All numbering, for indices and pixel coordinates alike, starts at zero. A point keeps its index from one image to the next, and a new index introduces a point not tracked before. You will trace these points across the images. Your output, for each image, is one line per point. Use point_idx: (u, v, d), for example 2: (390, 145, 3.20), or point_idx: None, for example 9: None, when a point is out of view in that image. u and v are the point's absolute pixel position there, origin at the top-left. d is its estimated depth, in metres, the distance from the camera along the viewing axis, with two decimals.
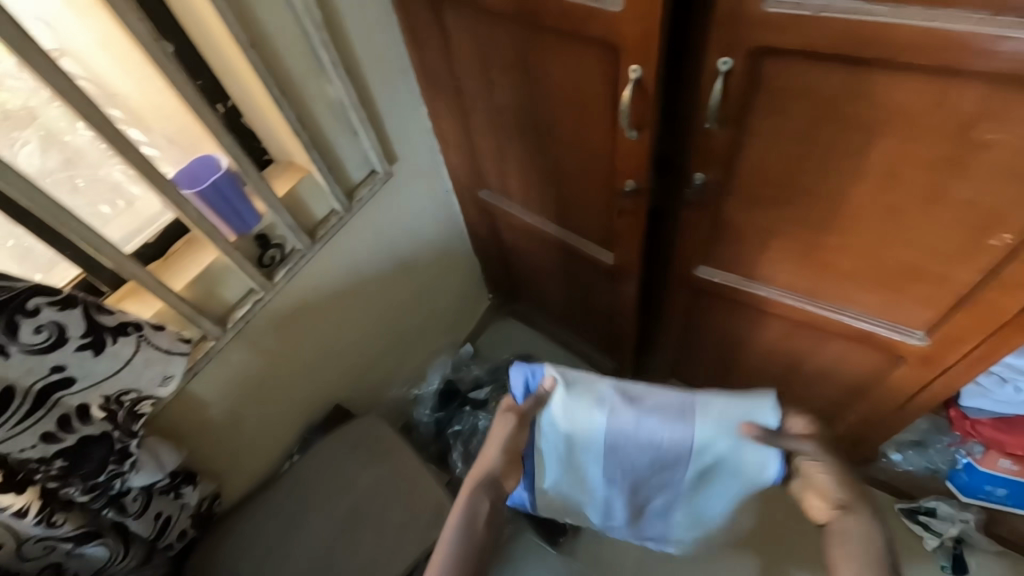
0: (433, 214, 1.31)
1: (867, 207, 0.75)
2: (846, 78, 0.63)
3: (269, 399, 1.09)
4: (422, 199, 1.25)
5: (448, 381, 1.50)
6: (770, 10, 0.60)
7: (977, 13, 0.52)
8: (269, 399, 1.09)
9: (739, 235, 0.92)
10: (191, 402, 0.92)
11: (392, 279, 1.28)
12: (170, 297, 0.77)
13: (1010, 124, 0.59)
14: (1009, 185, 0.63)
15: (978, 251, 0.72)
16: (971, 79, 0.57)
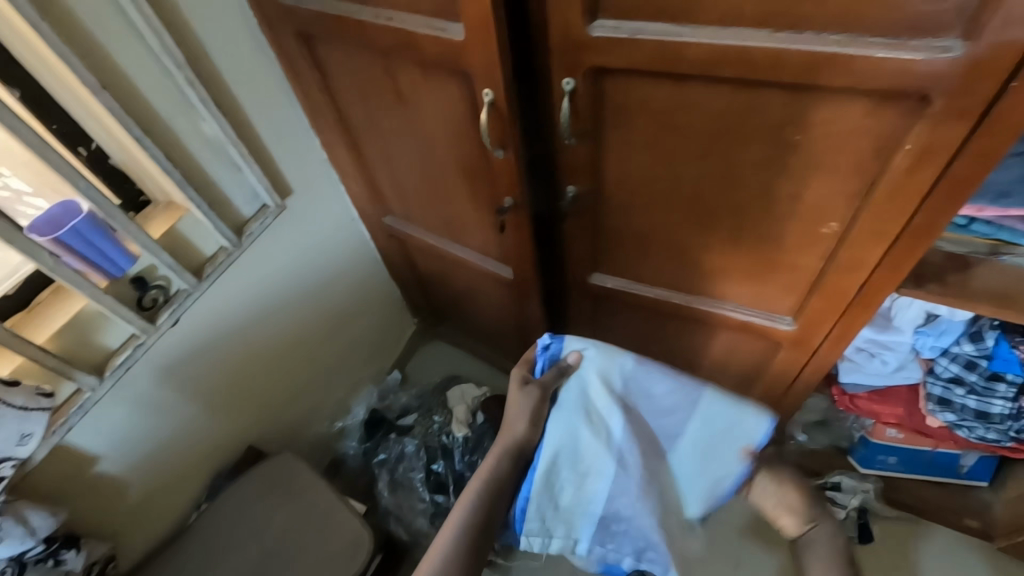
0: (341, 242, 1.31)
1: (721, 208, 0.82)
2: (684, 86, 0.69)
3: (167, 450, 1.04)
4: (326, 229, 1.25)
5: (375, 410, 1.49)
6: (595, 34, 0.66)
7: (761, 31, 0.59)
8: (168, 450, 1.04)
9: (620, 241, 0.98)
10: (70, 460, 0.87)
11: (301, 310, 1.26)
12: (27, 350, 0.73)
13: (809, 127, 0.66)
14: (820, 181, 0.71)
15: (814, 240, 0.79)
16: (778, 85, 0.63)
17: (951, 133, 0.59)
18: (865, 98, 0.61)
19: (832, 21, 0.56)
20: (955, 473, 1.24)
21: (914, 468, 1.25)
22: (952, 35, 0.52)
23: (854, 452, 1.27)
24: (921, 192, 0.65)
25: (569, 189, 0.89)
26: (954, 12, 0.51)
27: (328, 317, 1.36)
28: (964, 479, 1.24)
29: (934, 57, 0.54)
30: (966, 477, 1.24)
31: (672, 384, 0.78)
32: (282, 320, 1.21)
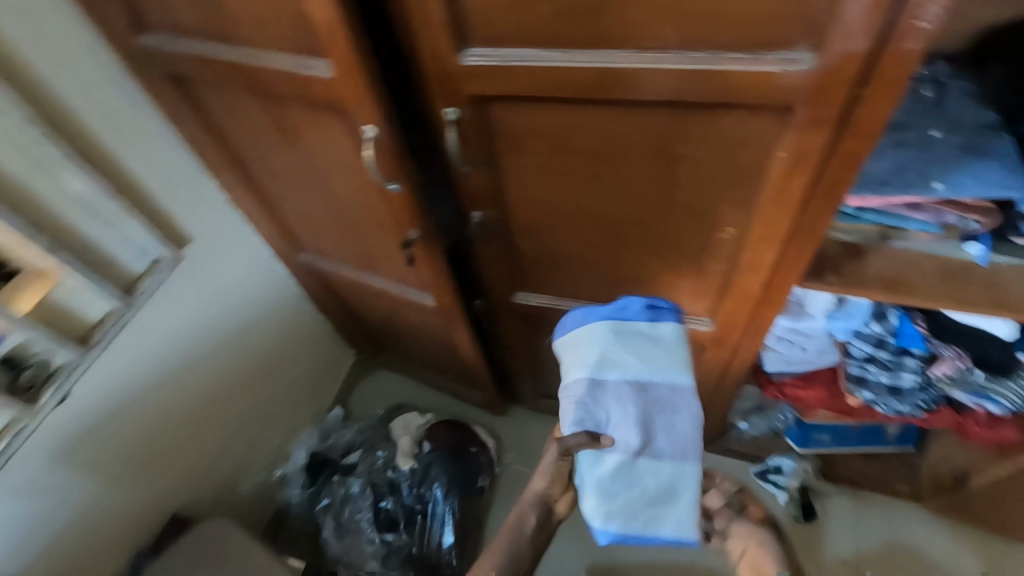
0: (260, 285, 1.24)
1: (622, 223, 0.82)
2: (565, 110, 0.68)
3: (69, 534, 0.96)
4: (238, 274, 1.18)
5: (317, 453, 1.43)
6: (468, 63, 0.64)
7: (627, 53, 0.59)
8: (70, 534, 0.97)
9: (534, 260, 0.96)
10: None
11: (220, 362, 1.19)
12: None
13: (689, 142, 0.67)
14: (707, 189, 0.72)
15: (716, 245, 0.80)
16: (652, 104, 0.63)
17: (817, 140, 0.60)
18: (736, 111, 0.61)
19: (691, 40, 0.56)
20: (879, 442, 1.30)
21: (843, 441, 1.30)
22: (802, 48, 0.53)
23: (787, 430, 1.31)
24: (801, 196, 0.67)
25: (473, 215, 0.87)
26: (797, 27, 0.52)
27: (253, 364, 1.29)
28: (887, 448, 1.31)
29: (789, 70, 0.55)
30: (889, 445, 1.30)
31: (688, 428, 0.69)
32: (197, 377, 1.14)
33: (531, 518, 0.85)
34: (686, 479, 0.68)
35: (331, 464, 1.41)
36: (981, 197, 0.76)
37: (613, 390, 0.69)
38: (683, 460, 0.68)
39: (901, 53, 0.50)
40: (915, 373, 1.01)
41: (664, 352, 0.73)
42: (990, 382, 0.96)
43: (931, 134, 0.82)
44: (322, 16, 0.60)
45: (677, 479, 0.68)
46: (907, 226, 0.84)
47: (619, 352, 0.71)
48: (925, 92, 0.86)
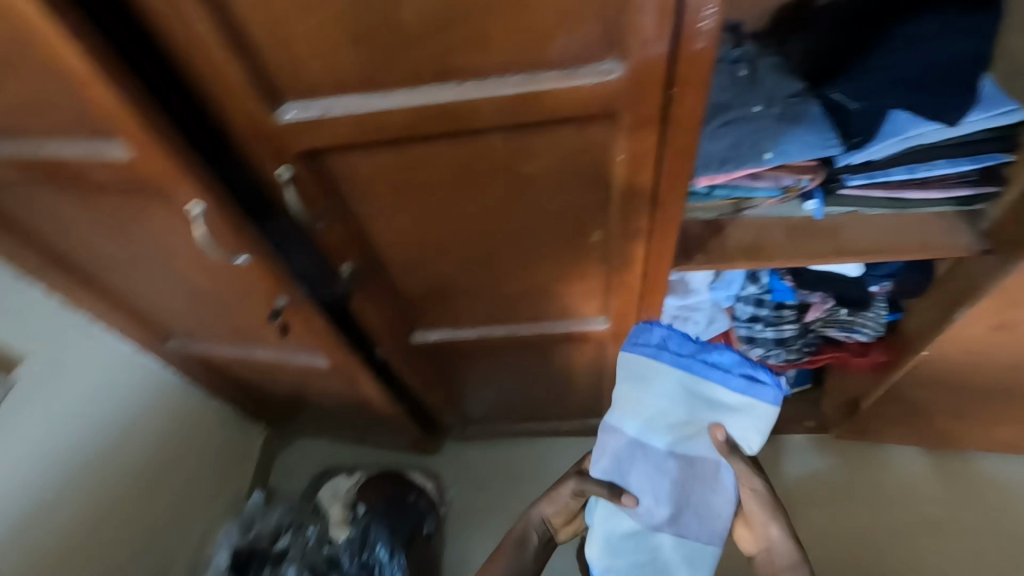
0: (129, 385, 1.12)
1: (494, 245, 0.82)
2: (406, 148, 0.65)
3: None
4: (90, 384, 1.05)
5: (240, 549, 1.29)
6: (286, 119, 0.60)
7: (450, 84, 0.57)
8: None
9: (422, 297, 0.93)
10: None
11: (88, 485, 1.06)
12: None
13: (535, 160, 0.67)
14: (564, 199, 0.73)
15: (587, 249, 0.82)
16: (489, 130, 0.62)
17: (647, 140, 0.62)
18: (569, 126, 0.62)
19: (507, 65, 0.56)
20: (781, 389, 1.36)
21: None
22: (609, 58, 0.55)
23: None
24: (648, 192, 0.69)
25: (341, 268, 0.81)
26: (599, 40, 0.53)
27: (137, 474, 1.16)
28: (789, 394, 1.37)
29: (603, 81, 0.56)
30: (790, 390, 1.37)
31: (721, 506, 0.83)
32: (58, 506, 1.02)
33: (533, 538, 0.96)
34: (704, 554, 0.83)
35: (259, 556, 1.28)
36: (806, 159, 0.84)
37: (658, 458, 0.83)
38: (705, 542, 0.83)
39: (695, 53, 0.53)
40: (794, 323, 1.10)
41: (743, 423, 0.81)
42: (852, 316, 1.07)
43: (752, 110, 0.89)
44: (99, 95, 0.52)
45: (690, 554, 0.83)
46: (755, 196, 0.90)
47: (684, 419, 0.82)
48: (740, 72, 0.94)
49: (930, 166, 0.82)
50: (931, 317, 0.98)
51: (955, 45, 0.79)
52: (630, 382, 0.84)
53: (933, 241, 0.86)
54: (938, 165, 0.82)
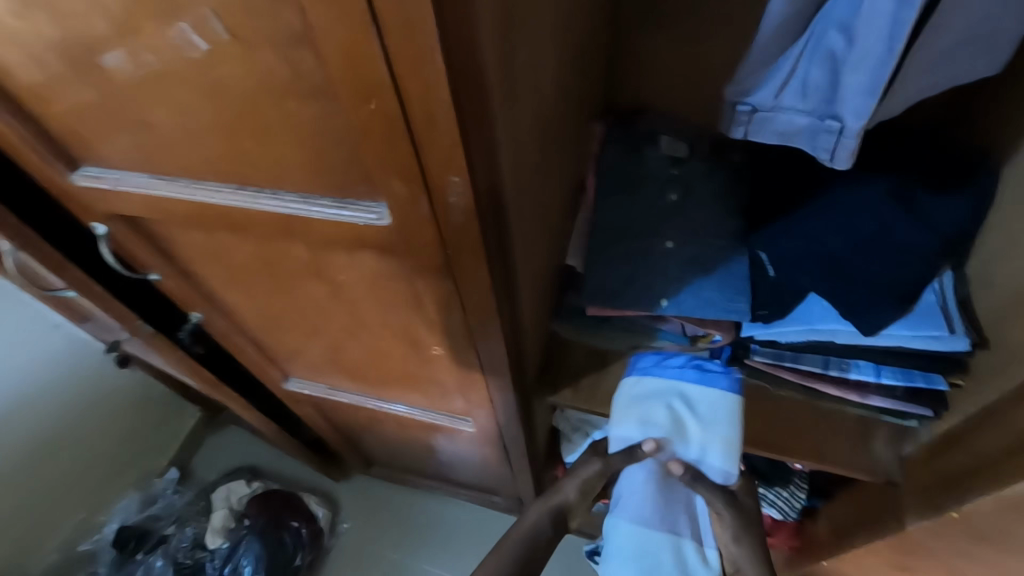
0: (63, 363, 1.16)
1: (339, 329, 0.76)
2: (213, 231, 0.62)
3: None
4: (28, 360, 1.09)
5: (130, 526, 1.34)
6: (80, 184, 0.57)
7: (226, 185, 0.52)
8: None
9: (281, 353, 0.90)
10: None
11: (7, 442, 1.10)
12: None
13: (345, 270, 0.61)
14: (391, 311, 0.67)
15: (433, 358, 0.75)
16: (278, 235, 0.57)
17: (443, 285, 0.55)
18: (361, 251, 0.55)
19: (276, 183, 0.50)
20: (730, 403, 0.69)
21: (698, 421, 0.67)
22: (378, 202, 0.47)
23: (640, 420, 0.68)
24: (463, 329, 0.62)
25: (190, 314, 0.81)
26: (354, 183, 0.46)
27: (52, 433, 1.19)
28: (729, 441, 0.65)
29: (372, 223, 0.49)
30: (728, 425, 0.66)
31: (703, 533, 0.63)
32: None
33: (547, 528, 0.61)
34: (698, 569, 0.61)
35: (148, 534, 1.35)
36: (704, 317, 0.73)
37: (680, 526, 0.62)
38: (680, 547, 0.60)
39: (456, 221, 0.45)
40: None
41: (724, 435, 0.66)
42: (762, 490, 0.91)
43: (664, 245, 0.76)
44: None
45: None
46: (660, 339, 0.79)
47: (704, 436, 0.66)
48: (670, 195, 0.80)
49: (847, 365, 0.69)
50: (838, 526, 0.82)
51: (904, 235, 0.64)
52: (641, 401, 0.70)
53: (835, 456, 0.72)
54: (857, 367, 0.68)
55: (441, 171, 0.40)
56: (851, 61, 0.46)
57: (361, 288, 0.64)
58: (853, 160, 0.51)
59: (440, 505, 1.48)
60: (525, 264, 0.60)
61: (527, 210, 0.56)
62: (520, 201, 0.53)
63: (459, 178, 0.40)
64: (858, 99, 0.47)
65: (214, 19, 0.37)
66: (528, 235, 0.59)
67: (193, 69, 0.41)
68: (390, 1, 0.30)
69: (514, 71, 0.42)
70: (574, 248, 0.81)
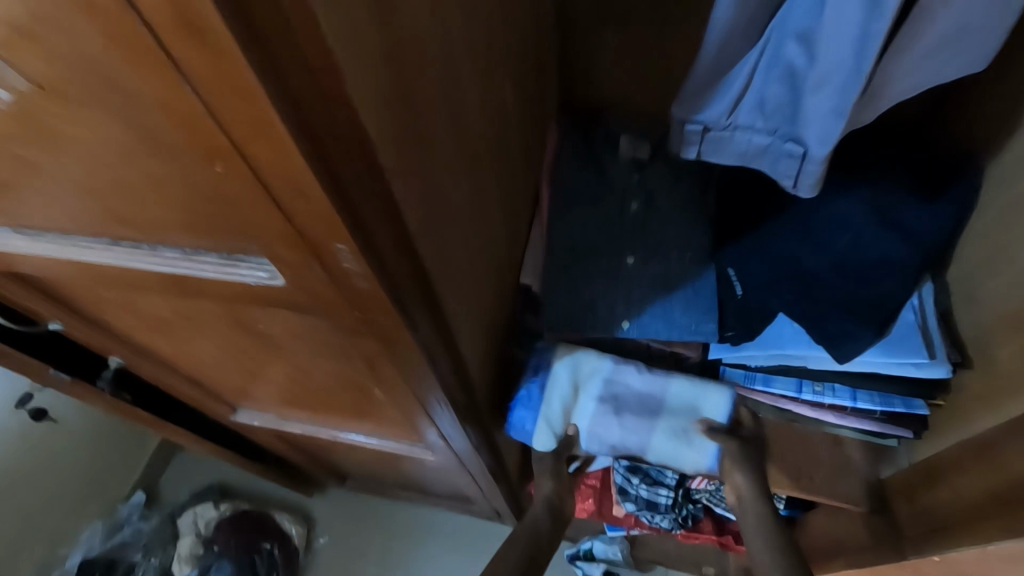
0: None
1: (273, 370, 0.70)
2: (106, 284, 0.54)
3: None
4: None
5: (93, 556, 1.28)
6: None
7: (97, 241, 0.45)
8: None
9: (221, 390, 0.83)
10: None
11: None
12: None
13: (258, 320, 0.54)
14: (319, 357, 0.60)
15: (377, 398, 0.69)
16: (172, 290, 0.49)
17: (365, 342, 0.48)
18: (270, 306, 0.48)
19: (152, 241, 0.42)
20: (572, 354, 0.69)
21: (569, 381, 0.69)
22: (267, 260, 0.40)
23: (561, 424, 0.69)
24: (397, 378, 0.56)
25: (111, 358, 0.73)
26: (235, 245, 0.38)
27: None
28: (585, 355, 0.69)
29: (267, 282, 0.41)
30: (581, 355, 0.69)
31: (644, 377, 0.68)
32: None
33: (546, 520, 0.76)
34: (671, 391, 0.67)
35: (115, 565, 1.29)
36: (669, 340, 0.67)
37: (636, 402, 0.68)
38: (654, 402, 0.67)
39: (359, 289, 0.38)
40: (671, 488, 0.92)
41: (585, 365, 0.69)
42: None
43: (625, 262, 0.70)
44: None
45: (682, 394, 0.67)
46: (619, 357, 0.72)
47: (583, 378, 0.69)
48: (630, 204, 0.74)
49: (824, 389, 0.64)
50: (831, 543, 0.76)
51: (881, 249, 0.59)
52: (548, 427, 0.69)
53: (820, 487, 0.66)
54: (834, 390, 0.63)
55: (325, 240, 0.33)
56: (813, 79, 0.42)
57: (279, 337, 0.57)
58: (818, 190, 0.48)
59: (417, 513, 1.44)
60: (464, 305, 0.54)
61: (458, 250, 0.49)
62: (444, 245, 0.45)
63: (346, 246, 0.33)
64: (825, 121, 0.43)
65: (4, 69, 0.28)
66: (464, 275, 0.52)
67: (7, 123, 0.33)
68: (200, 57, 0.23)
69: (413, 107, 0.35)
70: (529, 266, 0.74)
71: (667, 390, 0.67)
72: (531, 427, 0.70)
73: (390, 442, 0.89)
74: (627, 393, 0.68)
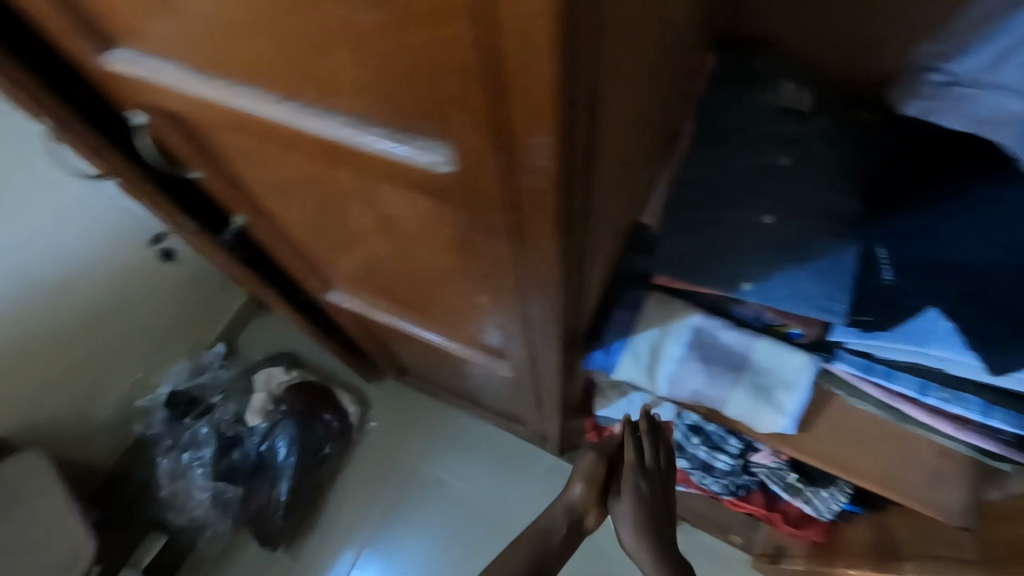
0: (111, 234, 1.17)
1: (383, 258, 0.72)
2: (255, 142, 0.56)
3: None
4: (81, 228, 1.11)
5: (179, 390, 1.43)
6: (115, 68, 0.51)
7: (267, 96, 0.45)
8: None
9: (323, 267, 0.87)
10: None
11: (67, 301, 1.16)
12: None
13: (393, 205, 0.55)
14: (436, 254, 0.61)
15: (477, 305, 0.70)
16: (323, 159, 0.50)
17: (502, 247, 0.48)
18: (417, 192, 0.48)
19: (325, 105, 0.42)
20: (665, 302, 0.70)
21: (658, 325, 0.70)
22: (439, 143, 0.39)
23: (642, 364, 0.70)
24: (515, 289, 0.56)
25: (235, 217, 0.78)
26: (415, 120, 0.38)
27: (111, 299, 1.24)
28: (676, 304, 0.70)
29: (432, 167, 0.41)
30: (672, 303, 0.70)
31: (732, 332, 0.68)
32: (42, 315, 1.12)
33: (561, 530, 0.72)
34: (757, 347, 0.67)
35: (195, 401, 1.43)
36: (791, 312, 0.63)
37: (721, 355, 0.68)
38: (739, 357, 0.67)
39: (531, 188, 0.37)
40: (732, 456, 0.91)
41: (676, 313, 0.69)
42: (800, 485, 0.88)
43: (760, 220, 0.65)
44: None
45: (768, 352, 0.66)
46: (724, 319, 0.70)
47: (671, 323, 0.69)
48: (780, 159, 0.67)
49: (953, 398, 0.59)
50: (894, 547, 0.74)
51: None
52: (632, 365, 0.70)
53: (899, 482, 0.66)
54: (965, 402, 0.58)
55: (524, 126, 0.32)
56: None
57: (407, 226, 0.58)
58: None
59: (463, 419, 1.52)
60: (602, 231, 0.52)
61: (615, 170, 0.47)
62: (610, 161, 0.43)
63: (546, 138, 0.31)
64: None
65: None
66: (612, 199, 0.50)
67: None
68: None
69: None
70: (652, 204, 0.71)
71: (753, 346, 0.67)
72: (613, 364, 0.71)
73: (469, 350, 0.92)
74: (714, 345, 0.68)
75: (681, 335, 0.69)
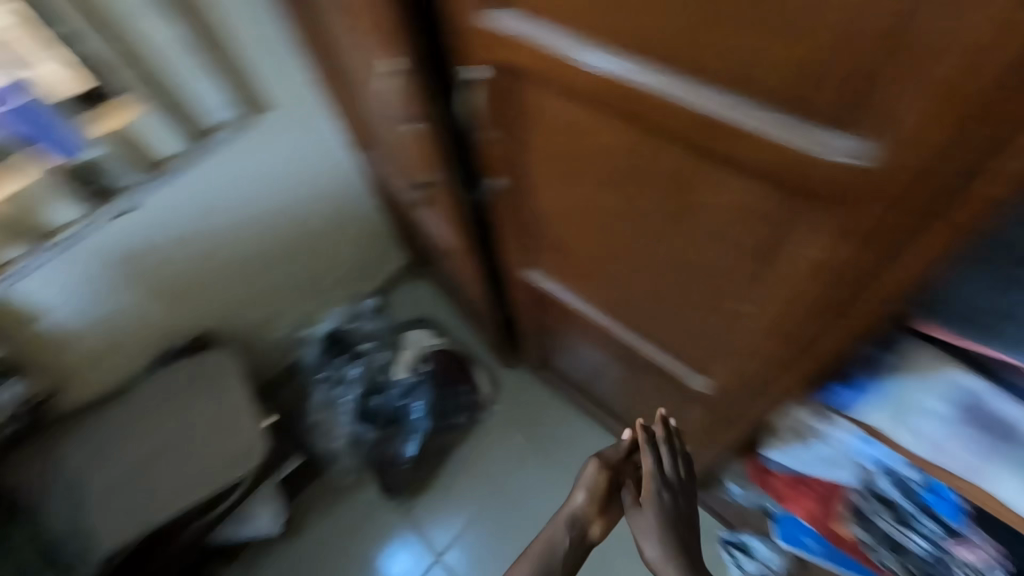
0: (329, 175, 1.31)
1: (634, 245, 0.74)
2: (588, 113, 0.60)
3: (131, 337, 1.22)
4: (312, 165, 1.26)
5: (339, 329, 1.55)
6: (495, 27, 0.58)
7: (660, 72, 0.50)
8: (130, 338, 1.22)
9: (545, 244, 0.91)
10: (54, 341, 1.09)
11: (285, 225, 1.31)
12: None
13: (707, 193, 0.57)
14: (719, 249, 0.63)
15: (722, 310, 0.71)
16: (670, 136, 0.54)
17: (847, 249, 0.50)
18: (769, 182, 0.51)
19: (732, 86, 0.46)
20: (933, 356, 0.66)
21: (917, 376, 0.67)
22: (862, 138, 0.42)
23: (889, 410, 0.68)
24: (814, 297, 0.57)
25: (491, 181, 0.84)
26: (854, 112, 0.41)
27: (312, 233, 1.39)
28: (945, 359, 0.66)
29: (835, 159, 0.44)
30: (941, 357, 0.66)
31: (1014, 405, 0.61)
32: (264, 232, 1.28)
33: (565, 540, 0.72)
34: None
35: (346, 343, 1.53)
36: None
37: (992, 425, 0.62)
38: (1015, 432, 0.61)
39: (970, 188, 0.39)
40: (928, 543, 0.84)
41: (942, 368, 0.66)
42: None
43: None
44: None
45: None
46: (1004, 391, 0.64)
47: (934, 378, 0.66)
48: None
49: None
50: None
51: None
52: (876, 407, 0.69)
53: None
54: None
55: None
56: None
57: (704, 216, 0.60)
58: None
59: (588, 426, 1.52)
60: None
61: None
62: None
63: None
64: None
65: None
66: None
67: None
68: None
69: None
70: None
71: None
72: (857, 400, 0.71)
73: (660, 354, 0.93)
74: (986, 412, 0.62)
75: (944, 392, 0.65)
